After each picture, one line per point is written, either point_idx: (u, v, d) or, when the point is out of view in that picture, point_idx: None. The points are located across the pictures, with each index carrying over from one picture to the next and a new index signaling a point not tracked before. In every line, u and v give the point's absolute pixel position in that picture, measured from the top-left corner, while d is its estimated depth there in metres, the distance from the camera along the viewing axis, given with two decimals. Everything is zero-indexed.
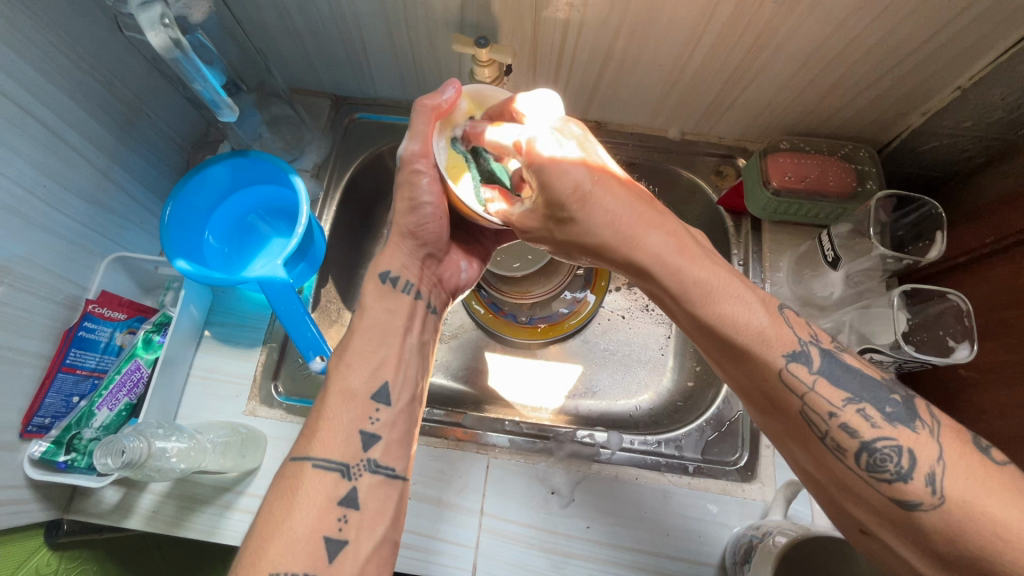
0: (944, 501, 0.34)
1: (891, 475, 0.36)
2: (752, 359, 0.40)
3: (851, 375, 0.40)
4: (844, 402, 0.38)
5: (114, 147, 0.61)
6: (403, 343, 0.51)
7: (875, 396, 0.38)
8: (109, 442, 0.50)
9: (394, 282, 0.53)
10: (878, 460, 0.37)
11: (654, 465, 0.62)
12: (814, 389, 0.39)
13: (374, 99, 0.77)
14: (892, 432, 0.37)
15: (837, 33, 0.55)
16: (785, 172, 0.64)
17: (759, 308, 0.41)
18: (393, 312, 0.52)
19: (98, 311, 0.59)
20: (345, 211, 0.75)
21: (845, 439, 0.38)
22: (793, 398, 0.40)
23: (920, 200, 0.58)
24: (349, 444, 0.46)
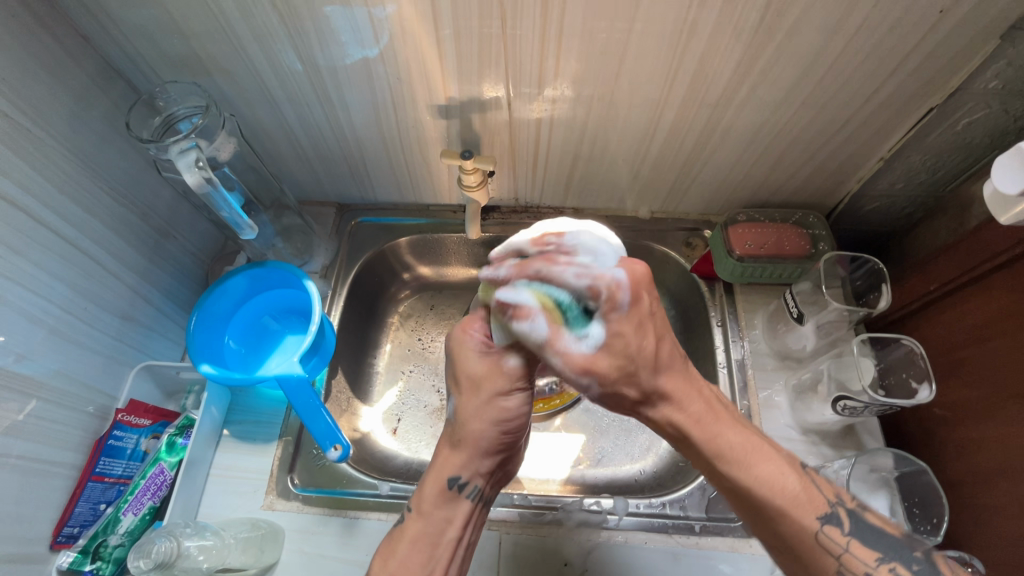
0: None
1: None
2: (791, 518, 0.44)
3: (879, 536, 0.44)
4: (878, 562, 0.43)
5: (145, 268, 0.68)
6: (453, 554, 0.53)
7: (902, 554, 0.43)
8: (142, 543, 0.52)
9: (461, 488, 0.53)
10: None
11: (662, 528, 0.63)
12: (848, 549, 0.43)
13: (373, 204, 0.86)
14: None
15: (768, 122, 0.64)
16: (745, 241, 0.71)
17: (789, 470, 0.46)
18: (450, 521, 0.53)
19: (126, 419, 0.63)
20: (351, 306, 0.82)
21: None
22: (829, 557, 0.43)
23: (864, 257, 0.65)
24: None
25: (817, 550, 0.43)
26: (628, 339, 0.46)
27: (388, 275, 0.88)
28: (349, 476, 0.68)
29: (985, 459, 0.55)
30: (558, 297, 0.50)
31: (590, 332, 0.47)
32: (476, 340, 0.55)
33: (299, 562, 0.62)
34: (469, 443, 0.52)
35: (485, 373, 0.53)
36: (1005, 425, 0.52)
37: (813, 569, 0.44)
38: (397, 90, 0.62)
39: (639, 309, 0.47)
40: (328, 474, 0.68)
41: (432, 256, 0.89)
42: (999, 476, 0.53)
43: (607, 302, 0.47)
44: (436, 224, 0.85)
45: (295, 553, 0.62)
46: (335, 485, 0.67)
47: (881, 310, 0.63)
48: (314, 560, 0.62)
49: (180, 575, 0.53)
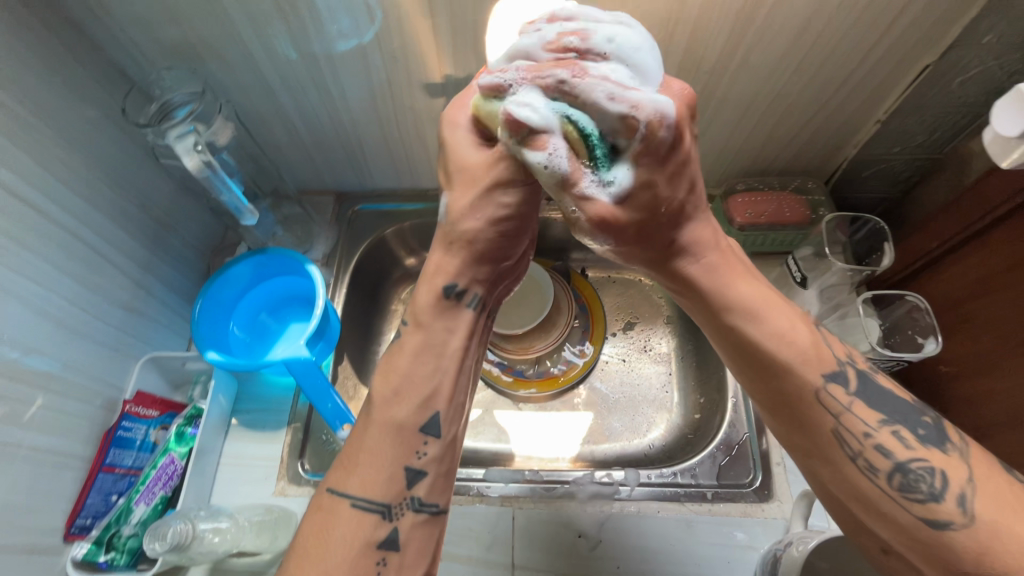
0: (974, 522, 0.36)
1: (925, 496, 0.38)
2: (795, 373, 0.43)
3: (885, 399, 0.42)
4: (879, 424, 0.41)
5: (147, 260, 0.68)
6: (459, 365, 0.49)
7: (908, 420, 0.41)
8: (155, 527, 0.52)
9: (460, 295, 0.49)
10: (913, 481, 0.39)
11: (674, 496, 0.63)
12: (850, 409, 0.42)
13: (372, 191, 0.86)
14: (926, 454, 0.39)
15: (764, 88, 0.64)
16: (746, 210, 0.71)
17: (800, 326, 0.44)
18: (452, 331, 0.49)
19: (134, 410, 0.63)
20: (354, 293, 0.82)
21: (880, 459, 0.40)
22: (828, 416, 0.42)
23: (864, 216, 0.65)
24: (393, 481, 0.44)
25: (819, 413, 0.42)
26: (657, 190, 0.41)
27: (389, 262, 0.88)
28: None
29: (994, 411, 0.55)
30: (581, 123, 0.40)
31: (615, 176, 0.41)
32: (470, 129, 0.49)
33: None
34: (467, 244, 0.49)
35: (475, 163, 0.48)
36: (1012, 375, 0.52)
37: (822, 443, 0.42)
38: (392, 69, 0.62)
39: (672, 161, 0.40)
40: (339, 458, 0.68)
41: (432, 242, 0.89)
42: (1008, 427, 0.53)
43: (646, 135, 0.38)
44: (435, 208, 0.85)
45: None
46: None
47: (885, 268, 0.64)
48: None
49: (195, 557, 0.54)
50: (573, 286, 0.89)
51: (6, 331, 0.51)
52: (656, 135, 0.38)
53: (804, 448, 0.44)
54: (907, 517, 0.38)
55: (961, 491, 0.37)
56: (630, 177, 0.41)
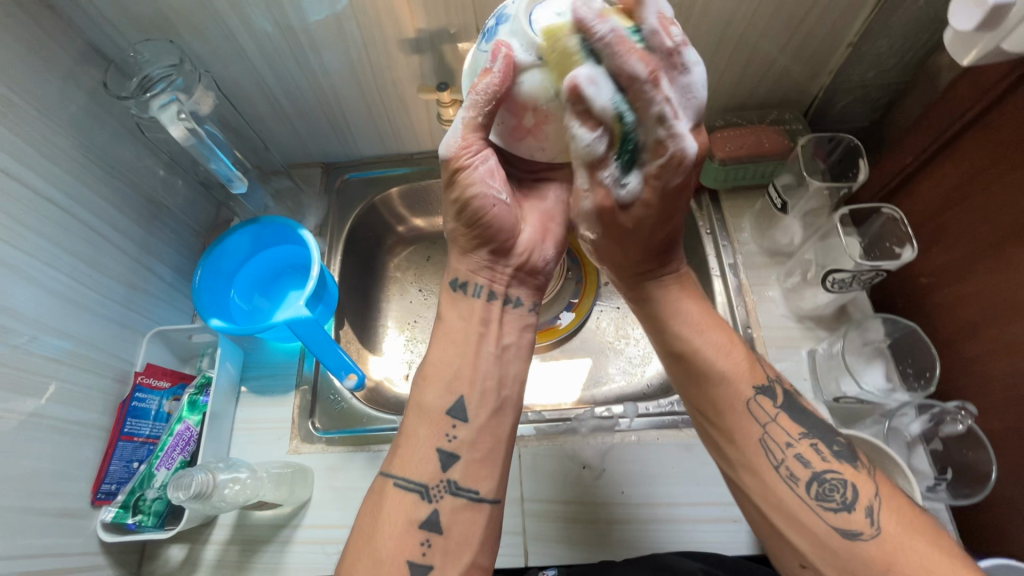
0: (879, 531, 0.42)
1: (839, 505, 0.44)
2: (723, 390, 0.51)
3: (807, 417, 0.50)
4: (801, 437, 0.48)
5: (143, 237, 0.69)
6: (478, 350, 0.53)
7: (827, 436, 0.48)
8: (179, 476, 0.53)
9: (464, 288, 0.55)
10: (828, 490, 0.45)
11: (672, 423, 0.65)
12: (775, 420, 0.49)
13: (358, 159, 0.87)
14: (839, 467, 0.46)
15: (734, 19, 0.64)
16: (726, 144, 0.72)
17: (734, 350, 0.53)
18: (467, 320, 0.54)
19: (146, 381, 0.65)
20: (350, 260, 0.84)
21: (800, 468, 0.47)
22: (756, 425, 0.49)
23: (838, 135, 0.67)
24: (427, 462, 0.49)
25: (760, 450, 0.49)
26: (648, 208, 0.46)
27: (382, 229, 0.90)
28: (367, 415, 0.70)
29: (970, 313, 0.57)
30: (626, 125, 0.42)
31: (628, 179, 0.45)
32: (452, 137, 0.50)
33: (329, 497, 0.65)
34: (474, 246, 0.55)
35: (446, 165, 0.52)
36: (986, 276, 0.54)
37: (751, 458, 0.49)
38: (366, 29, 0.63)
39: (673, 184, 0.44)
40: (346, 416, 0.70)
41: (423, 207, 0.90)
42: (984, 327, 0.55)
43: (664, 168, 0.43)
44: (422, 172, 0.86)
45: (325, 490, 0.65)
46: (355, 424, 0.70)
47: (860, 183, 0.65)
48: (343, 493, 0.65)
49: (218, 504, 0.56)
50: None
51: (16, 308, 0.53)
52: (674, 169, 0.43)
53: (738, 461, 0.49)
54: (811, 512, 0.45)
55: (868, 503, 0.44)
56: (638, 189, 0.45)
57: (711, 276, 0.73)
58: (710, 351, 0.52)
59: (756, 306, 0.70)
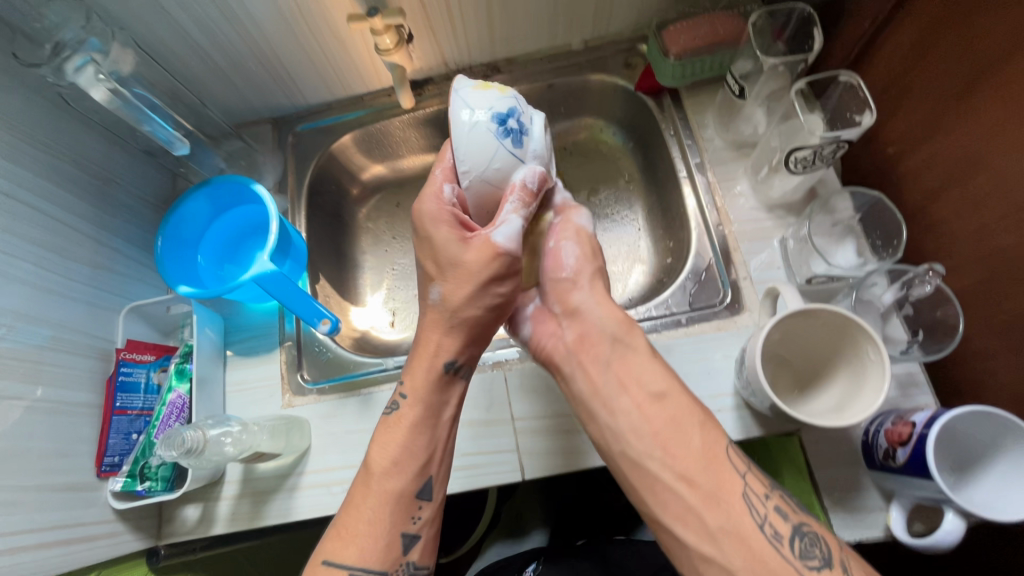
0: (835, 567, 0.42)
1: (818, 562, 0.43)
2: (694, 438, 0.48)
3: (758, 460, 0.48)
4: (772, 489, 0.47)
5: (96, 215, 0.68)
6: (450, 431, 0.57)
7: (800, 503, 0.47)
8: (169, 437, 0.55)
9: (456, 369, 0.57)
10: (807, 551, 0.43)
11: (651, 328, 0.66)
12: (747, 474, 0.47)
13: (306, 109, 0.84)
14: (806, 520, 0.45)
15: None
16: (680, 38, 0.69)
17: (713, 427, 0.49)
18: (448, 402, 0.57)
19: (129, 356, 0.66)
20: (315, 215, 0.82)
21: (780, 521, 0.45)
22: (736, 475, 0.47)
23: (789, 6, 0.64)
24: (392, 547, 0.51)
25: (725, 465, 0.47)
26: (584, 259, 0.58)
27: (344, 179, 0.87)
28: (354, 361, 0.72)
29: (934, 176, 0.56)
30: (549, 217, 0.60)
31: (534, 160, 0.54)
32: (451, 222, 0.55)
33: (328, 442, 0.67)
34: (461, 325, 0.55)
35: (474, 261, 0.53)
36: (949, 133, 0.53)
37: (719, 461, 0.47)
38: None
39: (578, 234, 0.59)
40: (334, 365, 0.72)
41: (382, 151, 0.88)
42: (949, 187, 0.54)
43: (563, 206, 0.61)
44: (374, 113, 0.83)
45: (323, 436, 0.67)
46: (345, 371, 0.72)
47: (816, 53, 0.64)
48: (341, 437, 0.67)
49: (212, 458, 0.58)
50: None
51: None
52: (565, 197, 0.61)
53: (723, 528, 0.44)
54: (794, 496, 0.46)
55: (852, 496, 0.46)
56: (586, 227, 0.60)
57: (681, 179, 0.72)
58: (676, 402, 0.50)
59: (723, 202, 0.69)
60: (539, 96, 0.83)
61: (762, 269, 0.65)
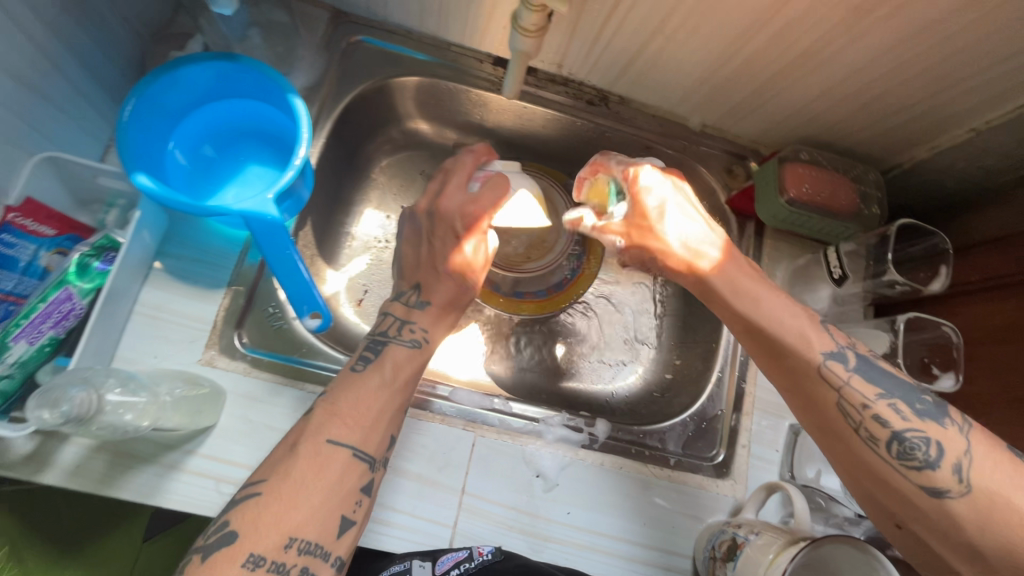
0: (970, 488, 0.42)
1: (921, 463, 0.44)
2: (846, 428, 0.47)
3: (882, 376, 0.48)
4: (876, 397, 0.46)
5: (58, 19, 0.48)
6: None
7: (907, 395, 0.46)
8: (46, 390, 0.42)
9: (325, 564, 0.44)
10: (907, 449, 0.44)
11: (638, 455, 0.62)
12: (848, 384, 0.47)
13: (380, 22, 0.67)
14: (923, 426, 0.44)
15: (891, 53, 0.53)
16: (802, 184, 0.64)
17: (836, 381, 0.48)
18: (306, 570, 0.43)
19: (20, 223, 0.47)
20: (334, 146, 0.66)
21: (877, 428, 0.46)
22: (832, 390, 0.48)
23: (934, 232, 0.59)
24: None
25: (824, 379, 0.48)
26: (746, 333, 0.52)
27: (380, 118, 0.72)
28: (308, 346, 0.59)
29: None
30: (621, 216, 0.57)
31: None
32: None
33: (239, 429, 0.54)
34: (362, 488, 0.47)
35: None
36: (999, 421, 0.54)
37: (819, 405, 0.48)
38: None
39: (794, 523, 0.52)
40: (284, 338, 0.58)
41: (438, 112, 0.74)
42: None
43: None
44: (456, 71, 0.68)
45: (236, 419, 0.54)
46: (292, 352, 0.58)
47: (931, 292, 0.59)
48: (259, 429, 0.54)
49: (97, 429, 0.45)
50: None
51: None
52: None
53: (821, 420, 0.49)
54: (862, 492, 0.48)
55: (958, 461, 0.43)
56: None
57: None
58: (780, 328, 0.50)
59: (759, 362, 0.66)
60: (630, 149, 0.74)
61: (763, 443, 0.63)
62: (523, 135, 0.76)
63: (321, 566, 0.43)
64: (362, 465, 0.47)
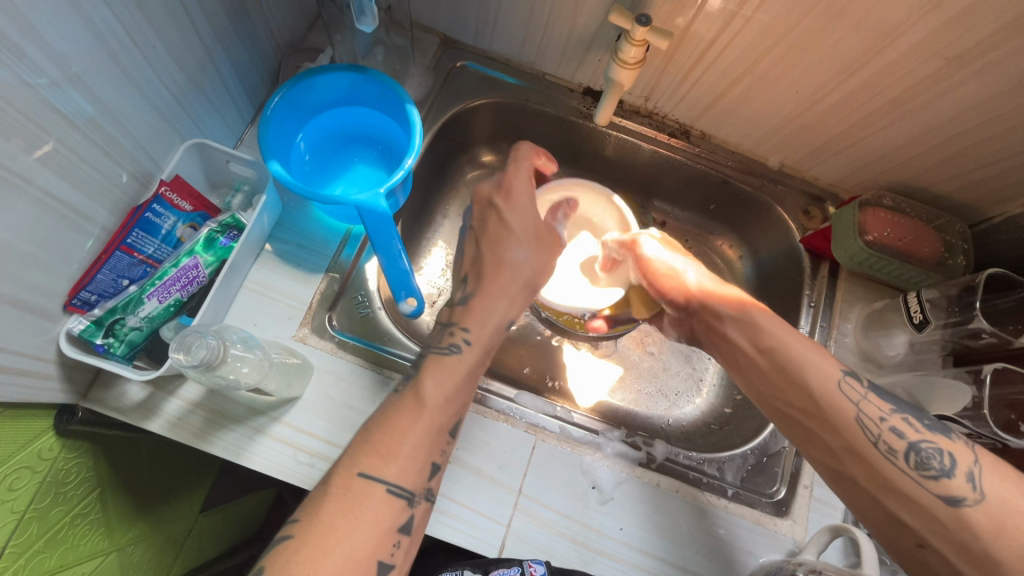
0: (984, 496, 0.44)
1: (937, 473, 0.46)
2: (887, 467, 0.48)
3: (895, 398, 0.51)
4: (891, 411, 0.50)
5: (223, 27, 0.57)
6: None
7: (917, 412, 0.50)
8: (185, 336, 0.47)
9: None
10: (924, 458, 0.47)
11: (695, 481, 0.61)
12: (865, 399, 0.51)
13: (483, 50, 0.74)
14: (934, 438, 0.47)
15: (987, 104, 0.53)
16: (884, 228, 0.65)
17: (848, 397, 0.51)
18: None
19: (168, 195, 0.54)
20: (429, 157, 0.72)
21: (895, 440, 0.48)
22: (848, 403, 0.51)
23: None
24: None
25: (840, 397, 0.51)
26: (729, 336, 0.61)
27: (471, 136, 0.78)
28: (390, 335, 0.63)
29: None
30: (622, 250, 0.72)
31: None
32: None
33: (321, 404, 0.58)
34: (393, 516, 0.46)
35: None
36: None
37: (838, 424, 0.50)
38: None
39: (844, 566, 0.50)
40: (368, 326, 0.63)
41: (524, 134, 0.79)
42: None
43: None
44: (548, 98, 0.74)
45: (320, 394, 0.58)
46: (375, 339, 0.63)
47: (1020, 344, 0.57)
48: (338, 406, 0.58)
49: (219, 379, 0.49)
50: None
51: (46, 35, 0.39)
52: None
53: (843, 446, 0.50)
54: (887, 518, 0.48)
55: (969, 469, 0.45)
56: None
57: None
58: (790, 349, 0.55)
59: None
60: (706, 183, 0.76)
61: (826, 487, 0.61)
62: (601, 162, 0.80)
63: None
64: (399, 501, 0.47)
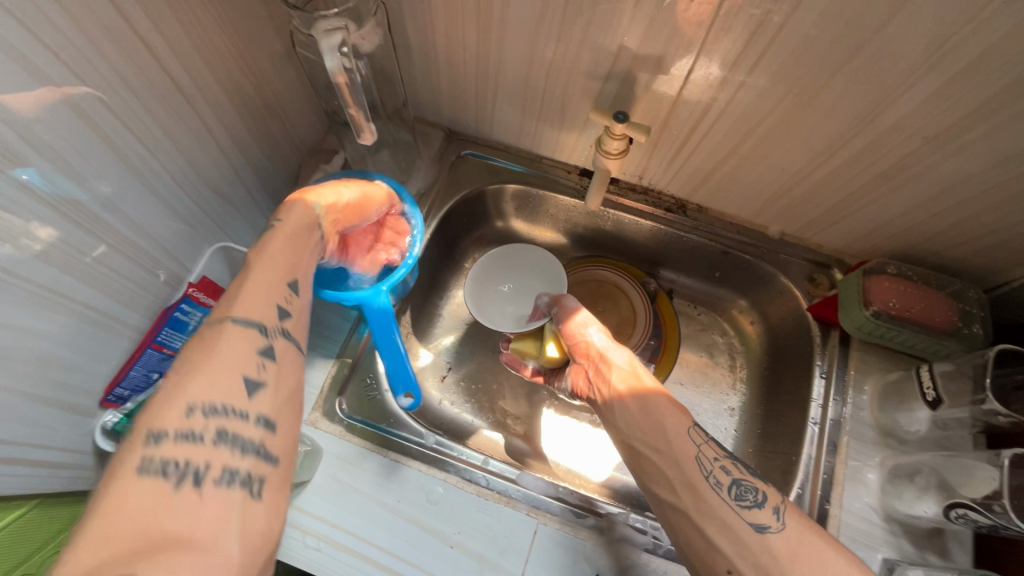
0: (785, 526, 0.46)
1: (751, 503, 0.48)
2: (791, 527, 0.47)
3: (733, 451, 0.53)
4: (721, 455, 0.52)
5: (246, 142, 0.64)
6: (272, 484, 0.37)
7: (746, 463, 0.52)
8: None
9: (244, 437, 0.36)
10: (742, 493, 0.49)
11: None
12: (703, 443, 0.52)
13: (484, 138, 0.79)
14: (756, 481, 0.50)
15: (978, 176, 0.53)
16: (888, 298, 0.63)
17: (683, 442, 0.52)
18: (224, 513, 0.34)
19: (195, 295, 0.61)
20: (436, 240, 0.77)
21: (723, 477, 0.50)
22: (691, 444, 0.52)
23: None
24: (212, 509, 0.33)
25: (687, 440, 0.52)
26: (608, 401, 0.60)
27: (477, 217, 0.83)
28: (396, 417, 0.66)
29: None
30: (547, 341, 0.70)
31: None
32: None
33: (329, 488, 0.60)
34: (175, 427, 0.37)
35: None
36: None
37: (677, 456, 0.51)
38: (569, 27, 0.54)
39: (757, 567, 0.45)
40: (376, 407, 0.66)
41: (528, 213, 0.83)
42: None
43: None
44: (547, 180, 0.77)
45: (329, 479, 0.61)
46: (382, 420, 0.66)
47: None
48: (345, 489, 0.60)
49: None
50: (655, 306, 0.82)
51: (88, 176, 0.46)
52: None
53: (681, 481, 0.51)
54: (704, 542, 0.48)
55: (776, 503, 0.48)
56: None
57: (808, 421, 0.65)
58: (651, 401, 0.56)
59: (847, 481, 0.61)
60: (707, 253, 0.77)
61: None
62: (602, 235, 0.82)
63: (242, 426, 0.36)
64: (251, 330, 0.40)
